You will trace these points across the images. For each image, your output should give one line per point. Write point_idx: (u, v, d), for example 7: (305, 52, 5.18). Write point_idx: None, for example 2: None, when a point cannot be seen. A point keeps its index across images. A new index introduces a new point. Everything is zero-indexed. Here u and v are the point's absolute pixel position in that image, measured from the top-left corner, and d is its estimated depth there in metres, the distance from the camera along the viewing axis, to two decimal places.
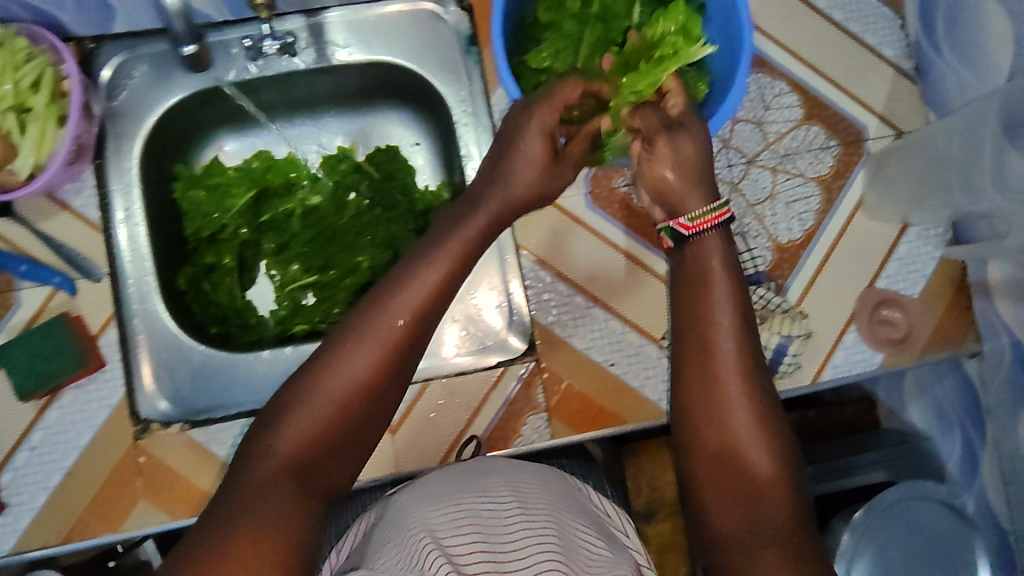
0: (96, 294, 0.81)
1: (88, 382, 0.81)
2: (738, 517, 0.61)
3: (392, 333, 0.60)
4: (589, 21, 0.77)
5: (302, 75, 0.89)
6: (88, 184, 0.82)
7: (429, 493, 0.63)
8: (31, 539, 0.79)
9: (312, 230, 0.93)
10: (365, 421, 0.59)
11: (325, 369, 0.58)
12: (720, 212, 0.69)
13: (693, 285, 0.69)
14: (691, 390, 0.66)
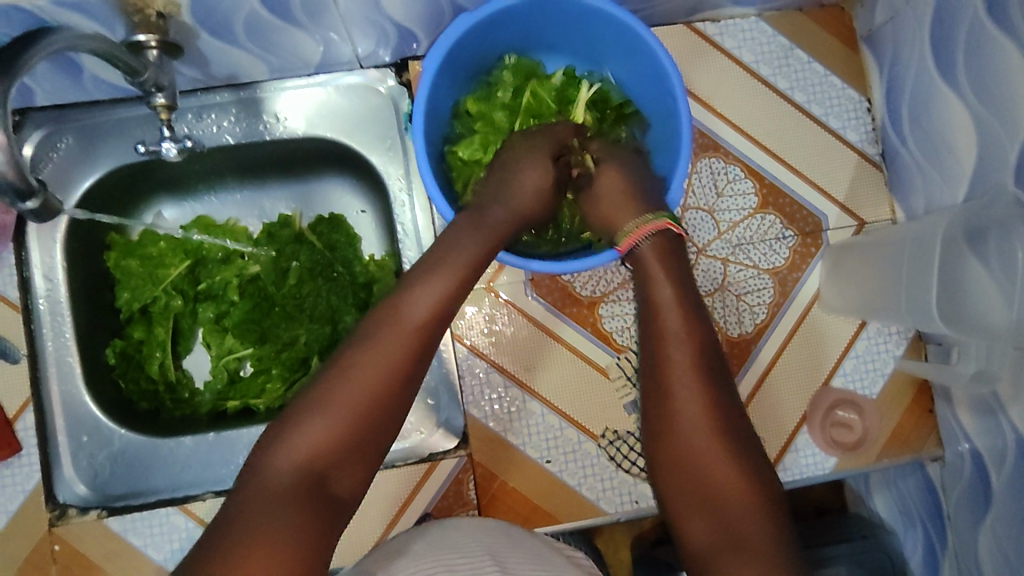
0: (13, 377, 0.77)
1: (3, 468, 0.75)
2: (706, 524, 0.57)
3: (418, 330, 0.55)
4: (520, 112, 0.76)
5: (239, 147, 0.86)
6: (9, 262, 0.79)
7: (407, 551, 0.66)
8: None
9: (250, 301, 0.88)
10: (389, 423, 0.53)
11: (348, 367, 0.52)
12: (655, 224, 0.66)
13: (643, 296, 0.65)
14: (648, 399, 0.63)
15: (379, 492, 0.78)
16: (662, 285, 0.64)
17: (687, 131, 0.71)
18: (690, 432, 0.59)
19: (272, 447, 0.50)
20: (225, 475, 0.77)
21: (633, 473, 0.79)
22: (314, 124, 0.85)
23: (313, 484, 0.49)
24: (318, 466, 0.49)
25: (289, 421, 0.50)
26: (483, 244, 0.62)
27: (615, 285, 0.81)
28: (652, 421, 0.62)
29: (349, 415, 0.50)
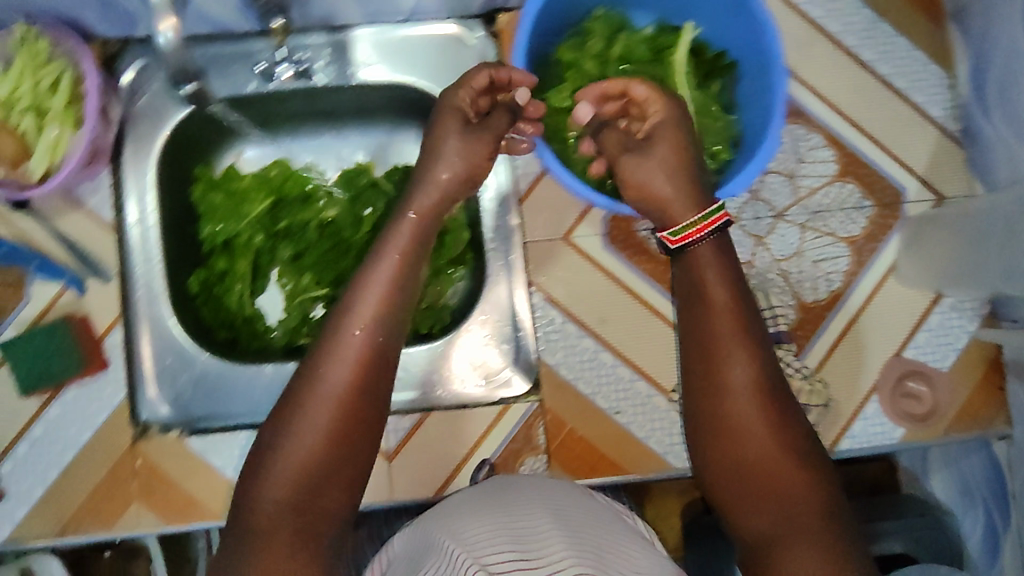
0: (103, 296, 0.77)
1: (91, 382, 0.77)
2: (763, 511, 0.60)
3: (358, 342, 0.61)
4: (612, 62, 0.73)
5: (325, 90, 0.87)
6: (104, 185, 0.79)
7: (463, 512, 0.65)
8: (28, 531, 0.76)
9: (328, 242, 0.89)
10: (355, 429, 0.60)
11: (308, 396, 0.59)
12: (714, 216, 0.64)
13: (690, 299, 0.65)
14: (698, 400, 0.64)
15: (452, 429, 0.80)
16: (709, 282, 0.64)
17: (783, 91, 0.67)
18: (736, 428, 0.61)
19: (254, 477, 0.58)
20: None
21: None
22: (402, 70, 0.86)
23: (302, 501, 0.58)
24: (295, 492, 0.57)
25: (263, 458, 0.59)
26: (411, 228, 0.67)
27: None
28: (703, 424, 0.64)
29: (315, 437, 0.58)
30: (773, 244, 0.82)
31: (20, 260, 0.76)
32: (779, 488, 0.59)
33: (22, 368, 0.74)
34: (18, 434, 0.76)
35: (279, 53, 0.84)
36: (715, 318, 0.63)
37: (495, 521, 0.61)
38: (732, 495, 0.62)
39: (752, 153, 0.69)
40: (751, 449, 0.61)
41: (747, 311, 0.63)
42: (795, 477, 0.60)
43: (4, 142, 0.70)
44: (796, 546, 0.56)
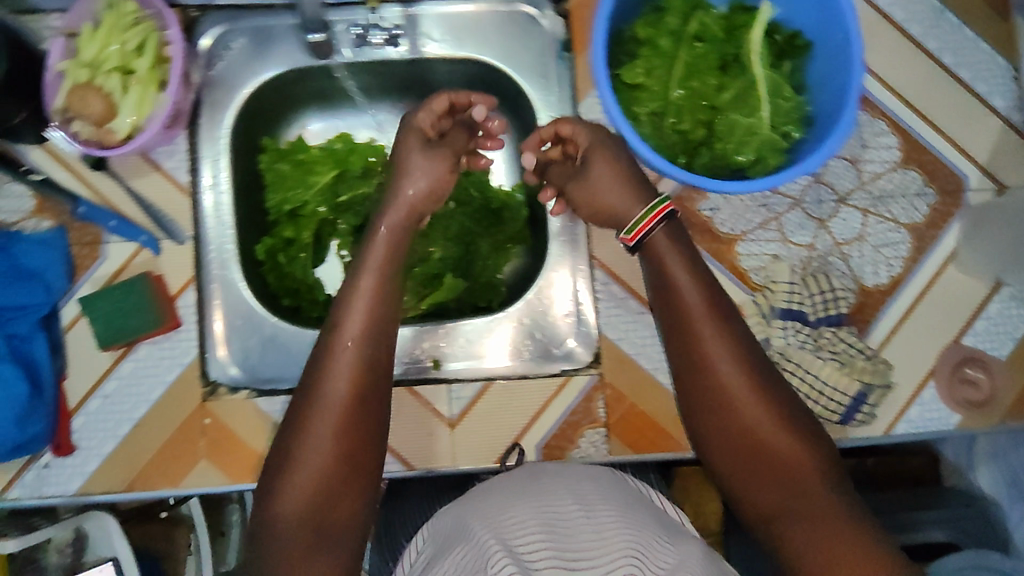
0: (176, 258, 0.78)
1: (163, 340, 0.78)
2: (773, 493, 0.61)
3: (353, 352, 0.64)
4: (687, 40, 0.72)
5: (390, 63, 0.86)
6: (180, 148, 0.80)
7: (492, 498, 0.64)
8: (97, 485, 0.77)
9: None
10: (361, 433, 0.62)
11: (312, 411, 0.62)
12: (658, 207, 0.70)
13: (679, 314, 0.66)
14: (702, 410, 0.65)
15: (511, 399, 0.81)
16: (683, 284, 0.67)
17: (859, 79, 0.67)
18: (734, 422, 0.63)
19: (268, 498, 0.60)
20: None
21: None
22: (464, 46, 0.84)
23: (319, 509, 0.59)
24: (309, 504, 0.59)
25: (274, 474, 0.60)
26: (386, 244, 0.72)
27: (756, 224, 0.82)
28: (709, 432, 0.65)
29: (324, 450, 0.60)
30: (835, 227, 0.83)
31: (99, 219, 0.77)
32: (784, 469, 0.61)
33: (99, 322, 0.76)
34: (91, 388, 0.77)
35: (370, 20, 0.83)
36: (695, 322, 0.65)
37: (534, 513, 0.59)
38: (743, 486, 0.63)
39: (825, 136, 0.69)
40: (751, 439, 0.62)
41: (723, 310, 0.66)
42: (800, 455, 0.61)
43: (92, 101, 0.71)
44: (812, 524, 0.58)
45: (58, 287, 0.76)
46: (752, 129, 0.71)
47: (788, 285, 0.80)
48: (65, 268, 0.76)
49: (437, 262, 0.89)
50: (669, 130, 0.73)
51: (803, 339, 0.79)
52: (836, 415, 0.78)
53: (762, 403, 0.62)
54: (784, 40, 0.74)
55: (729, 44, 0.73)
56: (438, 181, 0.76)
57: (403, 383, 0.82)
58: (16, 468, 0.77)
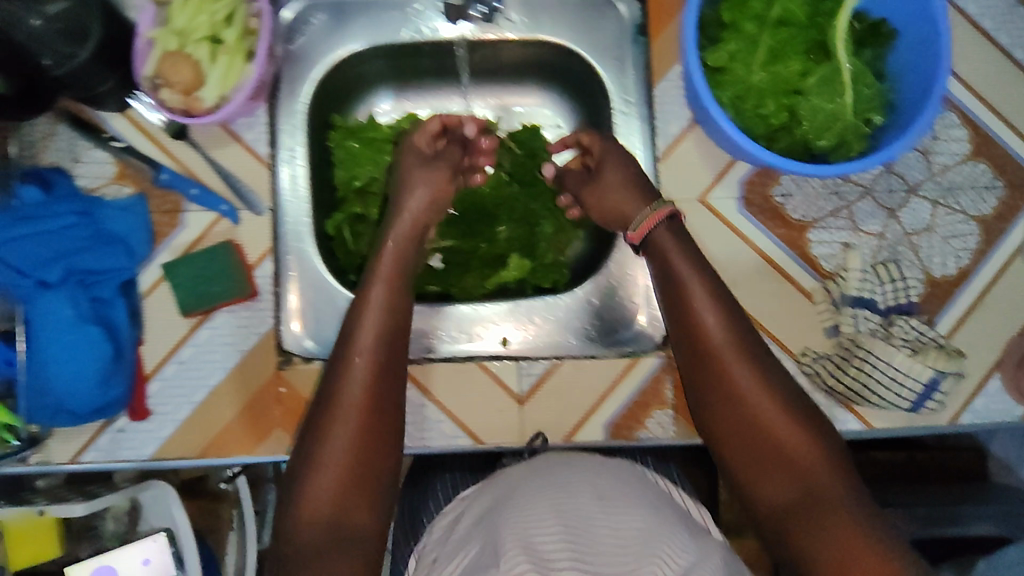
0: (256, 228, 0.79)
1: (241, 309, 0.78)
2: (778, 484, 0.64)
3: (370, 355, 0.67)
4: (770, 25, 0.72)
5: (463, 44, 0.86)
6: (260, 120, 0.80)
7: (518, 494, 0.69)
8: (171, 450, 0.78)
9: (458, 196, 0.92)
10: (381, 432, 0.65)
11: (334, 413, 0.65)
12: (660, 208, 0.74)
13: (682, 329, 0.70)
14: (707, 415, 0.68)
15: (580, 378, 0.82)
16: (692, 291, 0.70)
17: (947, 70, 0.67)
18: (741, 423, 0.66)
19: (296, 496, 0.63)
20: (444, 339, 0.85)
21: (830, 393, 0.82)
22: (541, 29, 0.84)
23: (345, 504, 0.63)
24: (337, 503, 0.63)
25: (300, 473, 0.64)
26: (395, 253, 0.75)
27: (827, 212, 0.82)
28: (713, 436, 0.68)
29: (345, 451, 0.64)
30: (905, 218, 0.83)
31: (180, 187, 0.77)
32: (790, 462, 0.64)
33: (181, 289, 0.76)
34: (166, 355, 0.77)
35: None
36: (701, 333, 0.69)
37: (555, 513, 0.65)
38: (754, 482, 0.66)
39: (904, 128, 0.71)
40: (755, 438, 0.65)
41: (730, 319, 0.69)
42: (801, 446, 0.64)
43: (182, 68, 0.71)
44: (816, 514, 0.61)
45: (140, 253, 0.76)
46: (835, 115, 0.71)
47: (860, 273, 0.81)
48: (147, 235, 0.76)
49: (504, 242, 0.91)
50: (750, 113, 0.73)
51: (874, 326, 0.80)
52: (907, 402, 0.79)
53: (768, 403, 0.66)
54: (866, 28, 0.74)
55: (813, 29, 0.72)
56: (440, 190, 0.79)
57: (475, 358, 0.84)
58: (90, 432, 0.77)
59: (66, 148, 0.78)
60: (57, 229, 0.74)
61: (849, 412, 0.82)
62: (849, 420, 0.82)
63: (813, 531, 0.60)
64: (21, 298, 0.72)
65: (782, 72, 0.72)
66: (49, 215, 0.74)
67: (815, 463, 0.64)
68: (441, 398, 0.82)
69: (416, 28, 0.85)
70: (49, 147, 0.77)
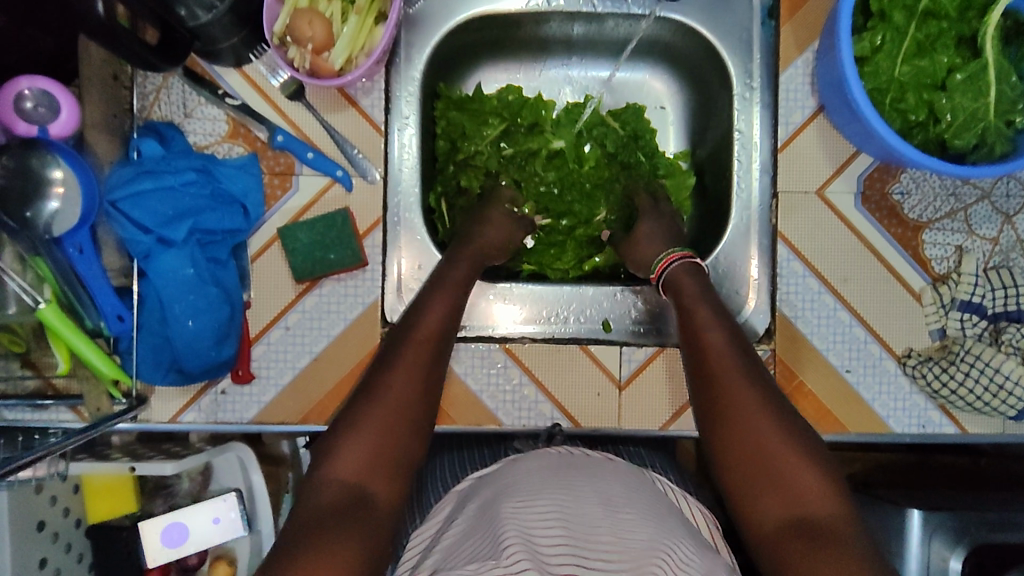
0: (367, 197, 0.78)
1: (348, 278, 0.78)
2: (775, 503, 0.61)
3: (412, 347, 0.67)
4: (920, 15, 0.71)
5: (580, 16, 0.84)
6: (378, 86, 0.79)
7: (519, 486, 0.66)
8: (271, 415, 0.77)
9: (555, 174, 0.89)
10: (412, 422, 0.64)
11: (368, 396, 0.64)
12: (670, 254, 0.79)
13: (697, 343, 0.70)
14: (720, 431, 0.66)
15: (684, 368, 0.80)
16: (703, 310, 0.71)
17: None
18: (745, 441, 0.64)
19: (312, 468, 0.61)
20: (539, 322, 0.82)
21: (929, 396, 0.80)
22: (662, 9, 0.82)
23: (362, 482, 0.60)
24: (355, 478, 0.59)
25: (322, 450, 0.62)
26: (466, 269, 0.75)
27: (943, 213, 0.81)
28: (724, 454, 0.65)
29: (375, 432, 0.62)
30: (1020, 224, 0.82)
31: (296, 149, 0.76)
32: (790, 483, 0.61)
33: (293, 255, 0.76)
34: (273, 318, 0.77)
35: None
36: (712, 355, 0.69)
37: (554, 510, 0.61)
38: (749, 503, 0.63)
39: None
40: (757, 456, 0.63)
41: (739, 339, 0.70)
42: (810, 469, 0.62)
43: (316, 25, 0.70)
44: (813, 536, 0.58)
45: (255, 214, 0.75)
46: (977, 114, 0.70)
47: (972, 278, 0.80)
48: (261, 196, 0.75)
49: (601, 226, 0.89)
50: (889, 107, 0.73)
51: (979, 331, 0.80)
52: (1012, 410, 0.78)
53: (776, 421, 0.64)
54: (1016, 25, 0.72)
55: (962, 23, 0.72)
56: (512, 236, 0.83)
57: (576, 340, 0.81)
58: (193, 392, 0.77)
59: (178, 103, 0.76)
60: (179, 184, 0.71)
61: (948, 416, 0.81)
62: (947, 425, 0.81)
63: (806, 556, 0.57)
64: (139, 254, 0.70)
65: (922, 68, 0.72)
66: (170, 170, 0.71)
67: (819, 485, 0.61)
68: (541, 379, 0.79)
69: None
70: (160, 101, 0.76)
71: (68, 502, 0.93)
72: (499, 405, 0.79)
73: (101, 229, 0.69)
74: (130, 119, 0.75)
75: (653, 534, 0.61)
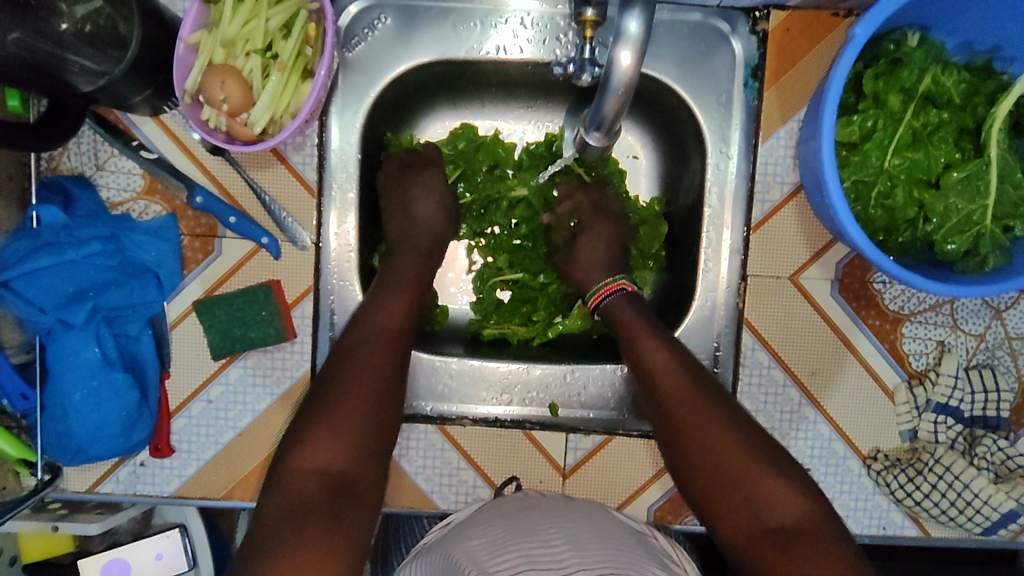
0: (299, 264, 0.72)
1: (275, 350, 0.72)
2: (738, 516, 0.61)
3: (381, 333, 0.66)
4: (917, 99, 0.63)
5: (542, 66, 0.75)
6: (311, 141, 0.71)
7: (484, 535, 0.64)
8: (192, 490, 0.73)
9: (528, 227, 0.83)
10: (384, 402, 0.63)
11: (333, 390, 0.62)
12: (611, 284, 0.75)
13: (638, 367, 0.68)
14: (674, 450, 0.65)
15: (632, 457, 0.75)
16: (644, 334, 0.69)
17: None
18: (702, 460, 0.63)
19: (285, 459, 0.59)
20: (486, 398, 0.77)
21: (893, 500, 0.75)
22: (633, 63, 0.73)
23: (347, 464, 0.59)
24: (337, 461, 0.59)
25: (297, 439, 0.60)
26: (417, 264, 0.73)
27: (926, 305, 0.74)
28: (683, 472, 0.65)
29: (350, 417, 0.61)
30: (1010, 319, 0.74)
31: (217, 212, 0.69)
32: (752, 491, 0.61)
33: (214, 330, 0.70)
34: (194, 391, 0.72)
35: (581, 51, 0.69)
36: (661, 381, 0.66)
37: (520, 555, 0.58)
38: (714, 514, 0.63)
39: None
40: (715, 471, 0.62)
41: (682, 355, 0.68)
42: (766, 475, 0.61)
43: (230, 85, 0.62)
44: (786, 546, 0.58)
45: (170, 284, 0.69)
46: (972, 218, 0.63)
47: (951, 379, 0.74)
48: (177, 264, 0.69)
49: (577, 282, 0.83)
50: (875, 203, 0.64)
51: (953, 437, 0.75)
52: (979, 526, 0.73)
53: (722, 432, 0.63)
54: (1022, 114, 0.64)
55: (963, 113, 0.64)
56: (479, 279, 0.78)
57: (520, 424, 0.76)
58: (110, 463, 0.72)
59: (89, 153, 0.69)
60: (82, 257, 0.66)
61: (912, 520, 0.75)
62: (909, 528, 0.76)
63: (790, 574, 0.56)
64: (41, 331, 0.66)
65: (916, 160, 0.63)
66: (73, 241, 0.66)
67: (781, 487, 0.61)
68: (480, 464, 0.75)
69: (500, 44, 0.73)
70: (69, 152, 0.69)
71: None
72: (434, 488, 0.75)
73: None
74: (31, 174, 0.68)
75: (614, 558, 0.58)
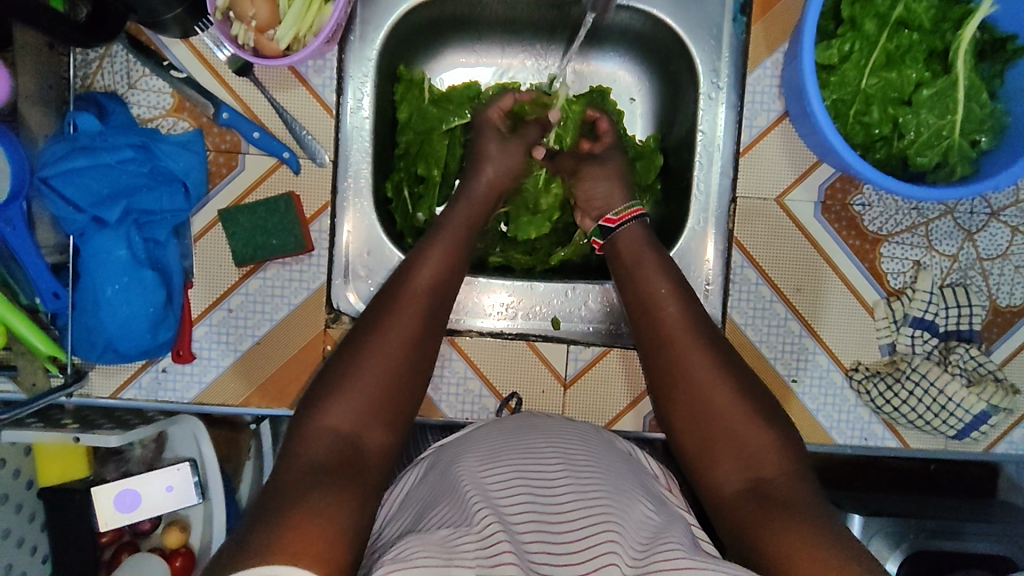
0: (318, 180, 0.76)
1: (294, 262, 0.76)
2: (731, 469, 0.64)
3: (416, 295, 0.66)
4: (891, 23, 0.68)
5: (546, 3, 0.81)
6: (330, 64, 0.76)
7: (482, 445, 0.64)
8: (211, 397, 0.77)
9: None
10: (416, 357, 0.64)
11: (360, 348, 0.62)
12: (633, 210, 0.78)
13: (648, 310, 0.71)
14: (677, 403, 0.68)
15: (627, 369, 0.80)
16: (646, 265, 0.73)
17: None
18: (707, 426, 0.66)
19: (305, 419, 0.60)
20: (491, 311, 0.82)
21: (872, 411, 0.80)
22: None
23: (364, 426, 0.60)
24: (352, 425, 0.59)
25: (318, 399, 0.60)
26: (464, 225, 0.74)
27: (903, 227, 0.79)
28: (684, 424, 0.67)
29: (371, 377, 0.61)
30: (981, 241, 0.80)
31: (241, 128, 0.74)
32: (746, 445, 0.64)
33: (236, 239, 0.74)
34: (215, 299, 0.76)
35: None
36: (667, 323, 0.70)
37: (516, 472, 0.59)
38: (707, 471, 0.65)
39: (1011, 160, 0.66)
40: (709, 420, 0.66)
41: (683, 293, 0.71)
42: (764, 445, 0.64)
43: (259, 2, 0.67)
44: (772, 507, 0.59)
45: (196, 194, 0.74)
46: (942, 132, 0.68)
47: (926, 296, 0.79)
48: (203, 175, 0.74)
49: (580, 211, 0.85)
50: (853, 120, 0.70)
51: (929, 349, 0.80)
52: (952, 430, 0.78)
53: (716, 378, 0.67)
54: (988, 38, 0.69)
55: (933, 36, 0.69)
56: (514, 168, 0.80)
57: (523, 337, 0.81)
58: (133, 369, 0.76)
59: (122, 72, 0.73)
60: (115, 162, 0.71)
61: (891, 431, 0.80)
62: (889, 439, 0.81)
63: (765, 521, 0.58)
64: (74, 231, 0.70)
65: (890, 79, 0.69)
66: (107, 147, 0.70)
67: (770, 440, 0.64)
68: (486, 374, 0.80)
69: None
70: (103, 70, 0.73)
71: (19, 464, 0.92)
72: (442, 397, 0.80)
73: (35, 206, 0.68)
74: (68, 89, 0.73)
75: (609, 487, 0.59)
